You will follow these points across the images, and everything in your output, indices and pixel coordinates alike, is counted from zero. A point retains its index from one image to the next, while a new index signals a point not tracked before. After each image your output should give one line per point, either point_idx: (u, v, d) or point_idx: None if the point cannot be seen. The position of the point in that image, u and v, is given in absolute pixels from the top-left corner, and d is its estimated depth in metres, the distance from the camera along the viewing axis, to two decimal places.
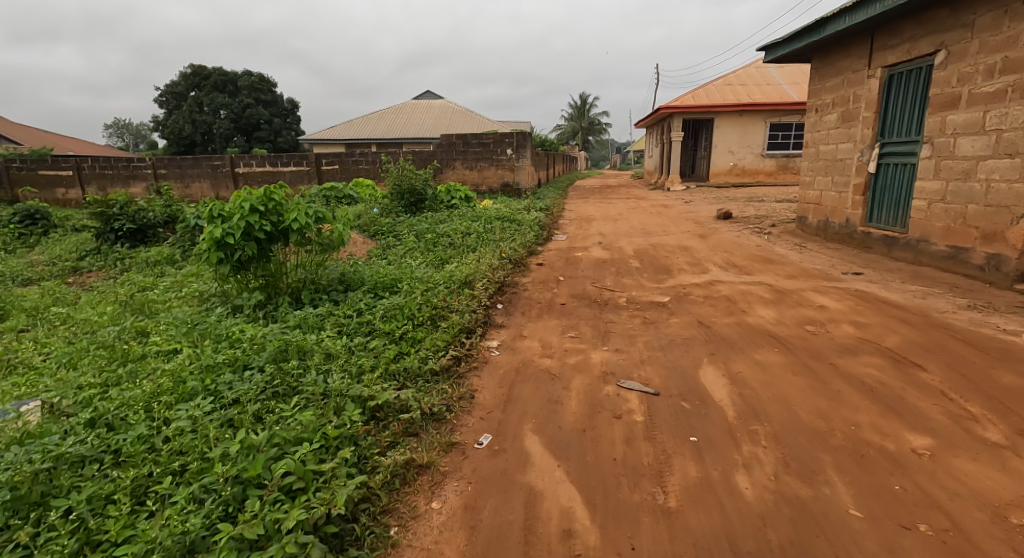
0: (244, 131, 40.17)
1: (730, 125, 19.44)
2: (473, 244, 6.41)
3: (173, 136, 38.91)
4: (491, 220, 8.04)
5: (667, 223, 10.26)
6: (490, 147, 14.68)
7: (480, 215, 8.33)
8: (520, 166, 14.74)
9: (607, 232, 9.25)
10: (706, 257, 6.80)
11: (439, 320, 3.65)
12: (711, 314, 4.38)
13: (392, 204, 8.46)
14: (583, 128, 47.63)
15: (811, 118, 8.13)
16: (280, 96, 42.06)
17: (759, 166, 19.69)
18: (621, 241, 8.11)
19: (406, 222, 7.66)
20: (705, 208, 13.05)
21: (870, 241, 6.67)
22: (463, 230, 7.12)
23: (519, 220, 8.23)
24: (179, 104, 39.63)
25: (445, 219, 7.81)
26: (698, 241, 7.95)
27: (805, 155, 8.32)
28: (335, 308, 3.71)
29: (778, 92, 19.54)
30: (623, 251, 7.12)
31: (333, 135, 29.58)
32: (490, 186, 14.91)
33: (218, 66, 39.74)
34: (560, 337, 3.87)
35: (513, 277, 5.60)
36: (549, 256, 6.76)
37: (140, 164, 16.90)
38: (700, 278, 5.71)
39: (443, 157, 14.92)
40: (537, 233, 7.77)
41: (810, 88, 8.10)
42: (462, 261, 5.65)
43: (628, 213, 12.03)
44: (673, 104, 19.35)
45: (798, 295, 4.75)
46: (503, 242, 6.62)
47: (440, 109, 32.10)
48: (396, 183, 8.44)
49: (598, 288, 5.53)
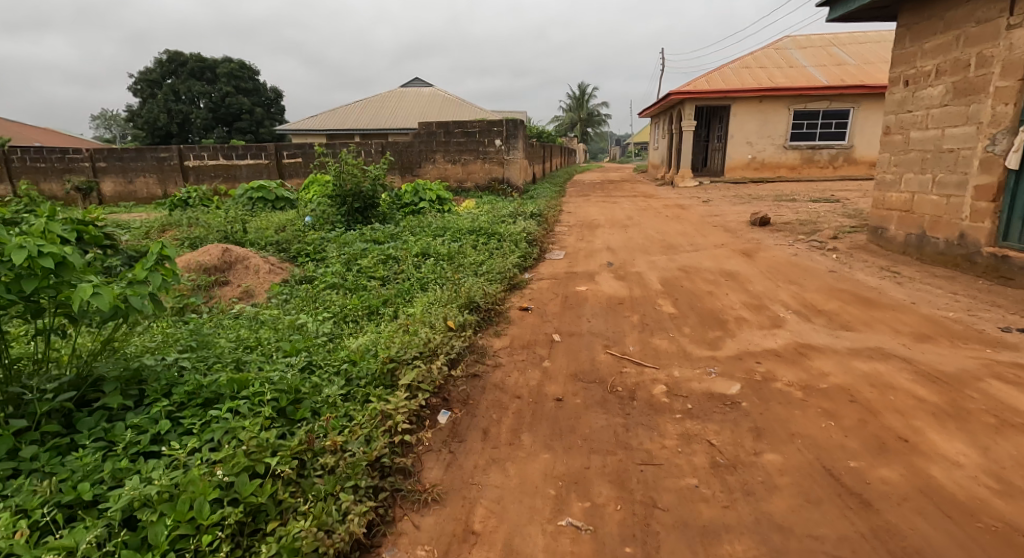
0: (223, 122, 37.85)
1: (749, 113, 17.37)
2: (424, 282, 4.31)
3: (146, 127, 36.52)
4: (457, 234, 5.92)
5: (690, 233, 8.16)
6: (476, 137, 12.58)
7: (448, 226, 6.20)
8: (511, 160, 12.62)
9: (617, 245, 7.17)
10: (766, 292, 4.72)
11: (261, 538, 1.59)
12: (842, 448, 2.29)
13: (331, 211, 6.29)
14: (582, 119, 45.51)
15: (895, 94, 6.06)
16: (263, 85, 39.71)
17: (781, 158, 17.64)
18: (639, 263, 6.02)
19: (341, 237, 5.57)
20: (730, 210, 10.99)
21: (1006, 268, 4.62)
22: (414, 253, 4.99)
23: (501, 233, 6.12)
24: (152, 92, 37.05)
25: (398, 235, 5.70)
26: (744, 264, 5.87)
27: (885, 145, 6.23)
28: (19, 492, 1.62)
29: (803, 75, 17.44)
30: (645, 282, 5.04)
31: (312, 125, 27.34)
32: (476, 182, 12.82)
33: (196, 53, 37.34)
34: (549, 541, 1.81)
35: (477, 342, 3.49)
36: (542, 292, 4.68)
37: (76, 156, 14.57)
38: (776, 339, 3.61)
39: (421, 149, 12.74)
40: (520, 252, 5.67)
41: (896, 54, 6.02)
42: (398, 316, 3.56)
43: (639, 217, 9.96)
44: (686, 89, 17.20)
45: (978, 391, 2.66)
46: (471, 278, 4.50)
47: (429, 97, 29.73)
48: (336, 183, 6.26)
49: (615, 359, 3.44)
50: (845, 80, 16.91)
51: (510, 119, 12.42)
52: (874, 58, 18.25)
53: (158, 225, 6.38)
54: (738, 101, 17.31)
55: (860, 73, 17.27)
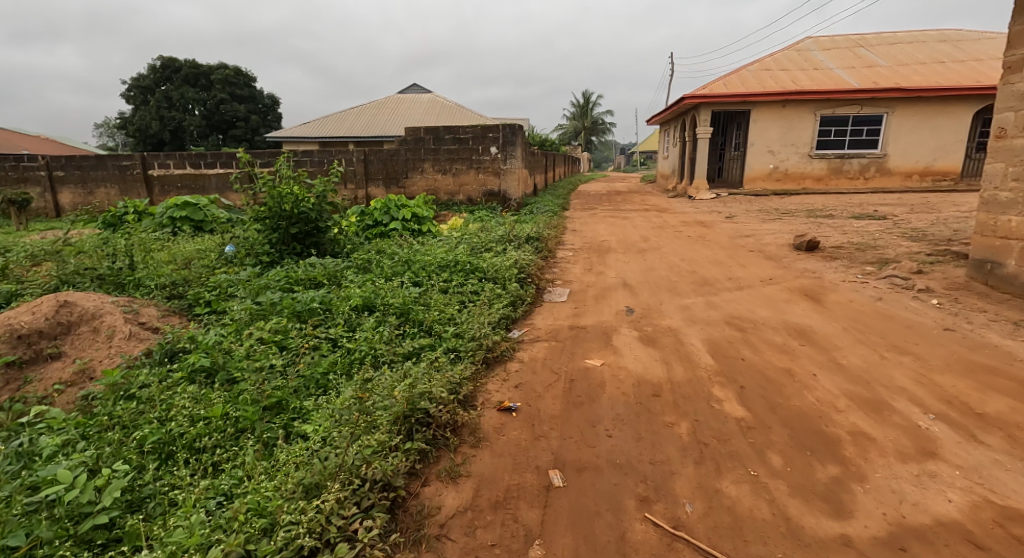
0: (218, 129, 36.57)
1: (771, 119, 15.99)
2: (348, 366, 2.81)
3: (137, 134, 35.19)
4: (422, 272, 4.41)
5: (724, 262, 6.61)
6: (469, 144, 11.11)
7: (412, 260, 4.68)
8: (509, 170, 11.14)
9: (636, 280, 5.65)
10: (871, 371, 3.16)
11: None
12: None
13: (259, 236, 4.73)
14: (586, 128, 44.27)
15: (1013, 84, 4.54)
16: (259, 92, 38.49)
17: (806, 169, 16.17)
18: (669, 312, 4.46)
19: (260, 277, 4.01)
20: (762, 229, 9.47)
21: None
22: (348, 308, 3.48)
23: (483, 269, 4.60)
24: (145, 98, 35.69)
25: (340, 277, 4.19)
26: (813, 314, 4.31)
27: (996, 153, 4.68)
28: None
29: (831, 78, 16.03)
30: (686, 348, 3.46)
31: (305, 133, 25.95)
32: (469, 194, 11.34)
33: (190, 59, 36.07)
34: None
35: (408, 504, 1.97)
36: (535, 373, 3.13)
37: (31, 164, 13.04)
38: (946, 493, 2.05)
39: (408, 158, 11.23)
40: (506, 300, 4.15)
41: (1014, 32, 4.50)
42: (274, 462, 2.00)
43: (657, 238, 8.45)
44: (702, 92, 15.74)
45: None
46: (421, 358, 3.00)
47: (427, 102, 28.39)
48: (267, 200, 4.72)
49: (664, 541, 1.87)
50: (879, 83, 15.48)
51: (508, 124, 10.97)
52: (907, 60, 16.82)
53: (29, 255, 4.75)
54: (759, 105, 15.90)
55: (893, 76, 15.83)
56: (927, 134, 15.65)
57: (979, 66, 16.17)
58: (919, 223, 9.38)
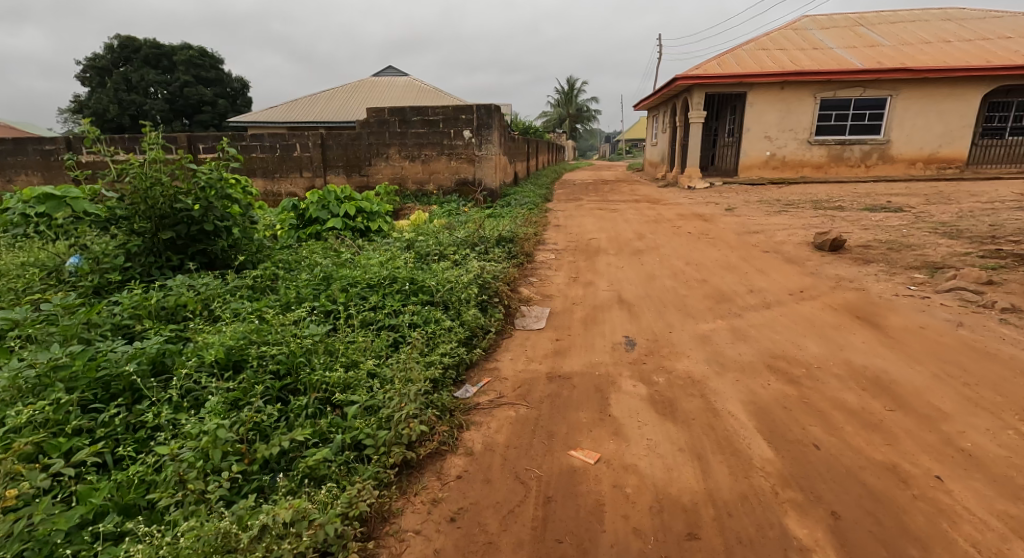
0: (183, 114, 34.30)
1: (769, 103, 14.88)
2: (145, 509, 1.57)
3: (95, 119, 32.73)
4: (342, 294, 3.15)
5: (737, 267, 5.45)
6: (438, 127, 9.77)
7: (333, 276, 3.41)
8: (485, 156, 9.84)
9: (635, 295, 4.46)
10: (1020, 466, 2.00)
11: None
12: None
13: (117, 244, 3.37)
14: (571, 115, 42.91)
15: None
16: (227, 74, 36.23)
17: (805, 156, 15.16)
18: (684, 348, 3.27)
19: (87, 310, 2.67)
20: (771, 224, 8.37)
21: None
22: (195, 368, 2.21)
23: (429, 287, 3.37)
24: (102, 80, 33.29)
25: (218, 308, 2.91)
26: (881, 349, 3.16)
27: None
28: None
29: (833, 57, 14.98)
30: (723, 423, 2.27)
31: (271, 117, 24.13)
32: (440, 184, 10.01)
33: (151, 38, 33.66)
34: None
35: None
36: (487, 483, 1.91)
37: None
38: None
39: (371, 143, 9.86)
40: (456, 338, 2.93)
41: None
42: None
43: (653, 235, 7.29)
44: (696, 72, 14.53)
45: None
46: (289, 474, 1.79)
47: (403, 85, 26.69)
48: (126, 191, 3.34)
49: None
50: (884, 63, 14.46)
51: (483, 104, 9.63)
52: (911, 39, 15.84)
53: None
54: (756, 88, 14.78)
55: (899, 56, 14.84)
56: (933, 118, 14.70)
57: (987, 45, 15.21)
58: (945, 217, 8.36)
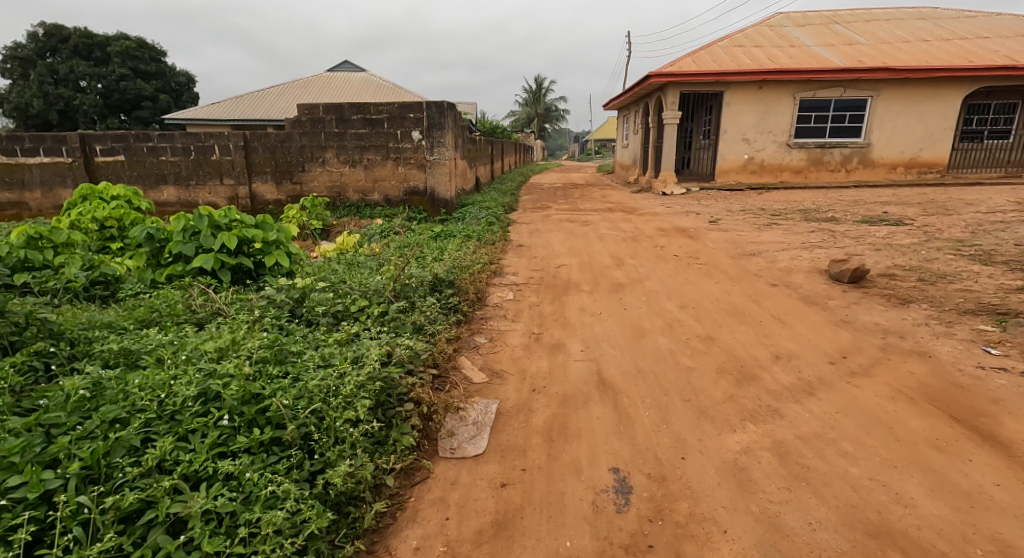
0: (118, 109, 31.41)
1: (748, 103, 13.88)
2: None
3: (17, 114, 29.59)
4: (91, 441, 1.69)
5: (748, 313, 4.18)
6: (382, 127, 8.26)
7: (102, 395, 1.92)
8: (437, 161, 8.38)
9: (622, 370, 3.12)
10: None
11: None
12: None
13: None
14: (538, 115, 41.63)
15: None
16: (169, 68, 33.51)
17: (784, 160, 14.23)
18: (714, 506, 1.95)
19: None
20: (766, 242, 7.20)
21: None
22: None
23: (272, 410, 1.93)
24: (26, 72, 30.32)
25: None
26: None
27: None
28: None
29: (812, 55, 14.09)
30: None
31: (212, 114, 21.99)
32: (385, 193, 8.52)
33: (81, 25, 30.75)
34: None
35: None
36: None
37: None
38: None
39: (302, 145, 8.28)
40: (291, 544, 1.52)
41: None
42: None
43: (635, 260, 6.02)
44: (670, 69, 13.42)
45: None
46: None
47: (359, 81, 24.91)
48: None
49: None
50: (866, 62, 13.64)
51: (434, 101, 8.18)
52: (890, 38, 15.11)
53: None
54: (734, 86, 13.76)
55: (879, 54, 14.05)
56: (914, 120, 13.97)
57: (966, 45, 14.58)
58: (955, 234, 7.35)
